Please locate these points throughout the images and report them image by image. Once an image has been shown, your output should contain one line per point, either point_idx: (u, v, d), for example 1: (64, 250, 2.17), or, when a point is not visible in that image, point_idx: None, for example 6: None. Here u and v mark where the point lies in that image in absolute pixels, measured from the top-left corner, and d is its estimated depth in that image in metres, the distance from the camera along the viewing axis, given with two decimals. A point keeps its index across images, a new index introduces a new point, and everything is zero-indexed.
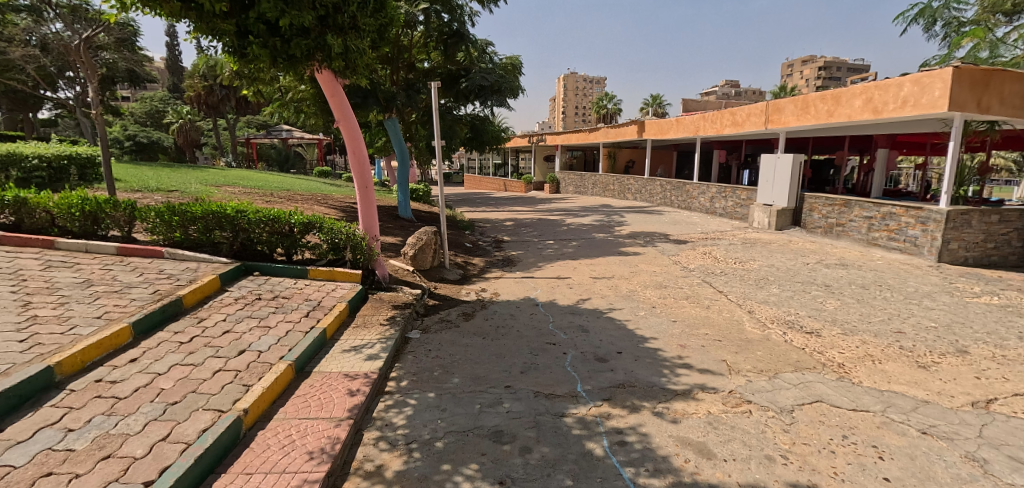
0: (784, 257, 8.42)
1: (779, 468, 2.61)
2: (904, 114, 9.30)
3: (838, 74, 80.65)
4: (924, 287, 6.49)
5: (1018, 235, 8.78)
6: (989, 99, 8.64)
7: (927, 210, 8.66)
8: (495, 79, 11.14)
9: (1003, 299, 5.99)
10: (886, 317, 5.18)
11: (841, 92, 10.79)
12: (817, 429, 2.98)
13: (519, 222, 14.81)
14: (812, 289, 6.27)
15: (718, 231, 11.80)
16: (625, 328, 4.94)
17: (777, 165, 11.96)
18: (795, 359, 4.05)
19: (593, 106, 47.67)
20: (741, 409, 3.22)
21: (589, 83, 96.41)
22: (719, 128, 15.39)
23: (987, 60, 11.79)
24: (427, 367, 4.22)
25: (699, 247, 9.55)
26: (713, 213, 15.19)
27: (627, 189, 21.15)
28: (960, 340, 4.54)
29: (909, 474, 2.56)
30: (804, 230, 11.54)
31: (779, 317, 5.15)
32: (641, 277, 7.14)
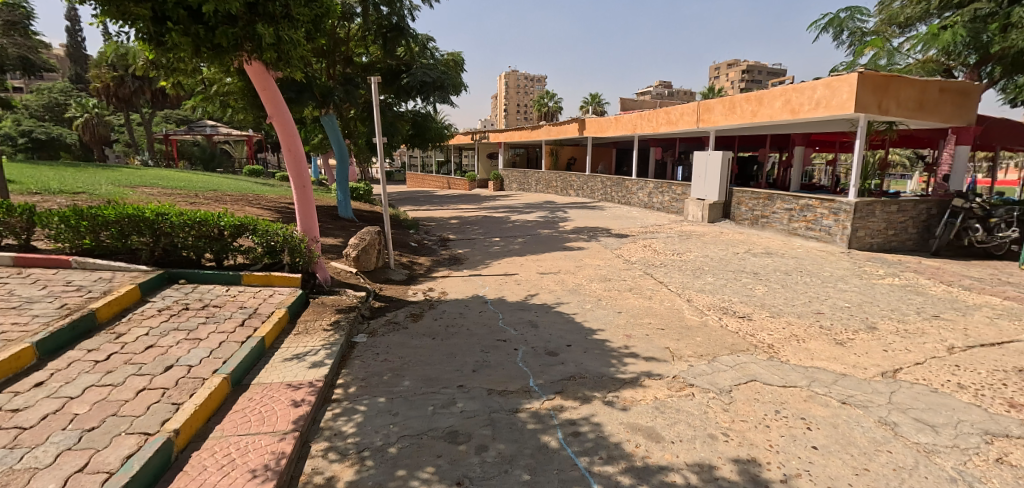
0: (718, 248, 8.95)
1: (721, 445, 2.77)
2: (818, 114, 10.16)
3: (757, 77, 86.74)
4: (839, 271, 7.15)
5: (912, 222, 9.86)
6: (888, 102, 9.61)
7: (838, 201, 9.51)
8: (437, 75, 10.97)
9: (903, 280, 6.71)
10: (807, 300, 5.65)
11: (762, 94, 11.59)
12: (754, 406, 3.20)
13: (464, 220, 14.71)
14: (742, 277, 6.72)
15: (656, 224, 12.35)
16: (573, 321, 5.05)
17: (708, 161, 12.68)
18: (730, 342, 4.33)
19: (534, 105, 48.16)
20: (684, 392, 3.39)
21: (529, 81, 97.46)
22: (655, 126, 16.07)
23: (886, 67, 12.99)
24: (376, 371, 4.09)
25: (640, 240, 9.93)
26: (651, 208, 15.88)
27: (569, 186, 21.62)
28: (870, 318, 5.05)
29: (833, 441, 2.80)
30: (734, 222, 12.34)
31: (715, 304, 5.48)
32: (586, 271, 7.33)
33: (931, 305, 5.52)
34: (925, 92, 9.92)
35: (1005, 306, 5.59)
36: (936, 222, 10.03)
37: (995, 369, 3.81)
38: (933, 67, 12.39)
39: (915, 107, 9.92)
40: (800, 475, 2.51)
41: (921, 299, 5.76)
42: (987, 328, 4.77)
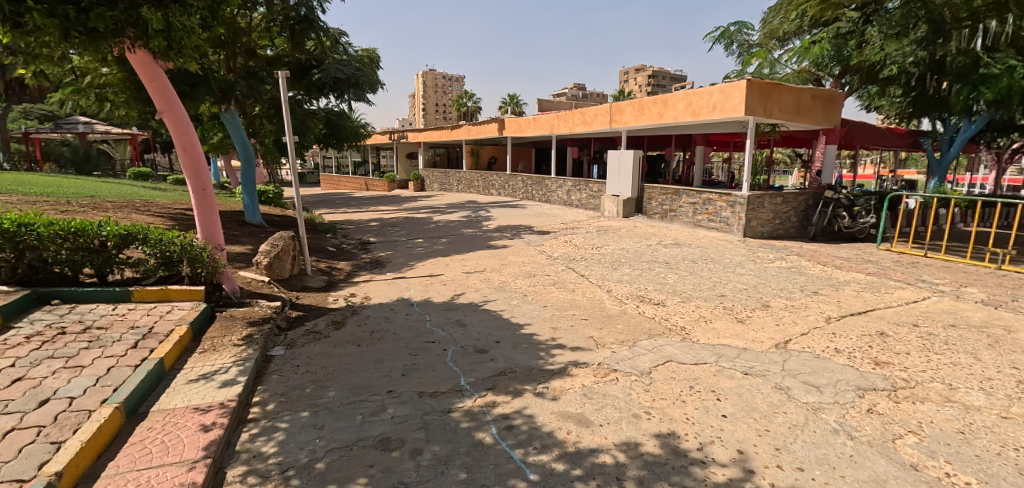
0: (633, 241, 9.50)
1: (644, 423, 2.96)
2: (714, 117, 11.14)
3: (661, 81, 93.24)
4: (737, 257, 7.91)
5: (794, 212, 11.15)
6: (772, 106, 10.78)
7: (733, 195, 10.49)
8: (351, 71, 10.47)
9: (789, 263, 7.58)
10: (712, 284, 6.19)
11: (667, 97, 12.43)
12: (671, 384, 3.45)
13: (385, 222, 14.28)
14: (656, 267, 7.20)
15: (575, 221, 12.84)
16: (501, 318, 5.10)
17: (621, 160, 13.40)
18: (648, 327, 4.63)
19: (453, 104, 47.80)
20: (609, 377, 3.57)
21: (447, 81, 96.67)
22: (571, 126, 16.65)
23: (769, 75, 14.56)
24: (297, 385, 3.85)
25: (561, 236, 10.26)
26: (570, 205, 16.47)
27: (491, 185, 21.76)
28: (764, 297, 5.64)
29: (739, 409, 3.10)
30: (646, 216, 13.16)
31: (632, 293, 5.82)
32: (511, 268, 7.46)
33: (811, 283, 6.29)
34: (800, 98, 11.26)
35: (867, 280, 6.53)
36: (813, 210, 11.43)
37: (861, 334, 4.45)
38: (807, 76, 14.05)
39: (793, 111, 11.23)
40: (713, 442, 2.75)
41: (803, 279, 6.54)
42: (854, 300, 5.54)
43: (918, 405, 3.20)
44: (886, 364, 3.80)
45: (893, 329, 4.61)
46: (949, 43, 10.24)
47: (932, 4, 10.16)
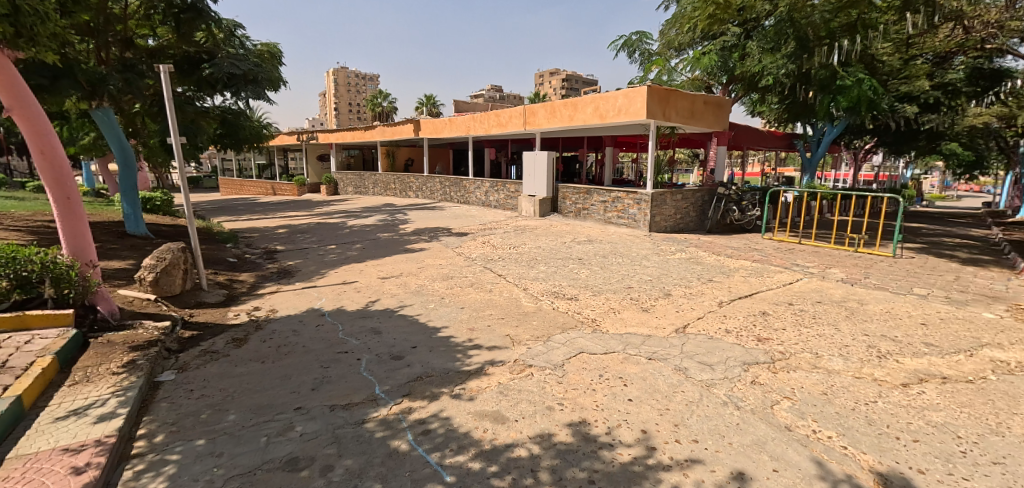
0: (548, 239, 9.78)
1: (557, 414, 3.06)
2: (620, 120, 11.79)
3: (574, 85, 97.10)
4: (643, 250, 8.44)
5: (692, 207, 12.12)
6: (669, 111, 11.64)
7: (639, 193, 11.20)
8: (248, 67, 9.70)
9: (688, 254, 8.23)
10: (621, 277, 6.55)
11: (577, 100, 12.93)
12: (582, 374, 3.61)
13: (293, 229, 13.44)
14: (570, 263, 7.47)
15: (493, 221, 12.96)
16: (417, 322, 5.01)
17: (536, 161, 13.74)
18: (561, 322, 4.80)
19: (367, 104, 46.13)
20: (524, 373, 3.66)
21: (359, 80, 93.08)
22: (487, 128, 16.75)
23: (667, 82, 15.70)
24: (191, 411, 3.50)
25: (479, 237, 10.30)
26: (489, 206, 16.58)
27: (408, 188, 21.28)
28: (667, 287, 6.07)
29: (643, 392, 3.32)
30: (561, 215, 13.60)
31: (547, 289, 5.99)
32: (428, 271, 7.36)
33: (707, 272, 6.88)
34: (693, 104, 12.27)
35: (752, 267, 7.28)
36: (708, 206, 12.51)
37: (747, 315, 4.94)
38: (699, 84, 15.37)
39: (688, 115, 12.20)
40: (620, 425, 2.92)
41: (700, 268, 7.14)
42: (742, 285, 6.15)
43: (792, 373, 3.63)
44: (766, 340, 4.26)
45: (773, 309, 5.18)
46: (813, 56, 11.72)
47: (799, 23, 11.29)
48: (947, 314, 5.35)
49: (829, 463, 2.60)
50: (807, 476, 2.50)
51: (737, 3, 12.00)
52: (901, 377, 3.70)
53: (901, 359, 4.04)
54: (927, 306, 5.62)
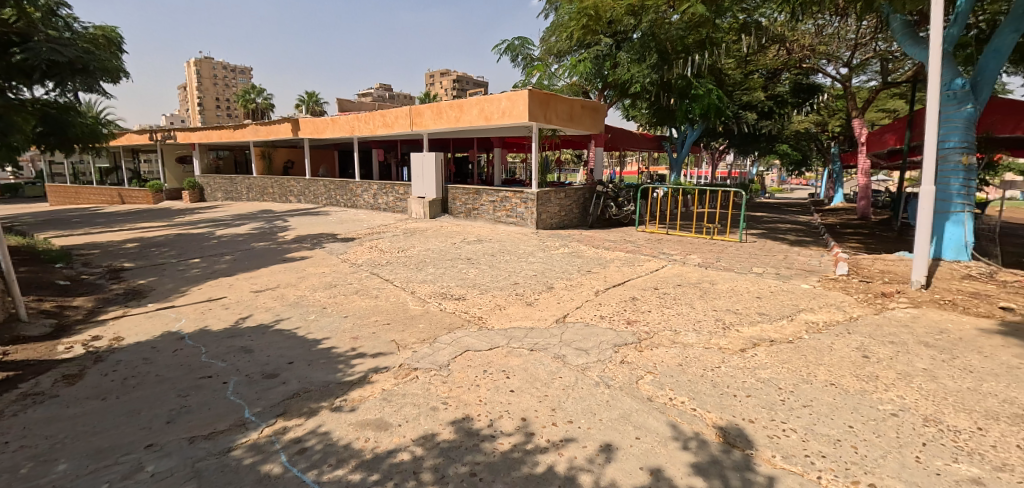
0: (438, 241, 9.75)
1: (441, 413, 3.09)
2: (505, 122, 12.11)
3: (464, 85, 97.75)
4: (530, 247, 8.81)
5: (575, 204, 12.88)
6: (550, 114, 12.24)
7: (525, 192, 11.63)
8: (75, 54, 8.26)
9: (570, 248, 8.76)
10: (507, 274, 6.77)
11: (462, 102, 13.00)
12: (467, 371, 3.68)
13: (147, 242, 11.77)
14: (459, 263, 7.54)
15: (382, 225, 12.56)
16: (295, 336, 4.68)
17: (424, 162, 13.56)
18: (448, 322, 4.83)
19: (237, 99, 42.01)
20: (409, 377, 3.63)
21: (227, 73, 84.20)
22: (372, 128, 16.13)
23: (548, 87, 16.43)
24: (3, 468, 2.91)
25: (366, 242, 9.93)
26: (378, 209, 16.02)
27: (288, 192, 19.75)
28: (550, 280, 6.41)
29: (524, 382, 3.49)
30: (451, 216, 13.60)
31: (436, 291, 5.99)
32: (309, 280, 6.92)
33: (586, 264, 7.39)
34: (572, 108, 13.03)
35: (626, 257, 7.97)
36: (589, 203, 13.39)
37: (619, 302, 5.41)
38: (577, 90, 16.32)
39: (568, 118, 12.94)
40: (502, 416, 3.04)
41: (580, 261, 7.64)
42: (616, 274, 6.70)
43: (655, 350, 4.08)
44: (634, 323, 4.71)
45: (642, 294, 5.74)
46: (672, 68, 13.21)
47: (659, 38, 12.85)
48: (777, 287, 6.36)
49: (681, 425, 3.01)
50: (664, 438, 2.87)
51: (608, 17, 13.36)
52: (740, 344, 4.35)
53: (740, 328, 4.73)
54: (762, 282, 6.63)
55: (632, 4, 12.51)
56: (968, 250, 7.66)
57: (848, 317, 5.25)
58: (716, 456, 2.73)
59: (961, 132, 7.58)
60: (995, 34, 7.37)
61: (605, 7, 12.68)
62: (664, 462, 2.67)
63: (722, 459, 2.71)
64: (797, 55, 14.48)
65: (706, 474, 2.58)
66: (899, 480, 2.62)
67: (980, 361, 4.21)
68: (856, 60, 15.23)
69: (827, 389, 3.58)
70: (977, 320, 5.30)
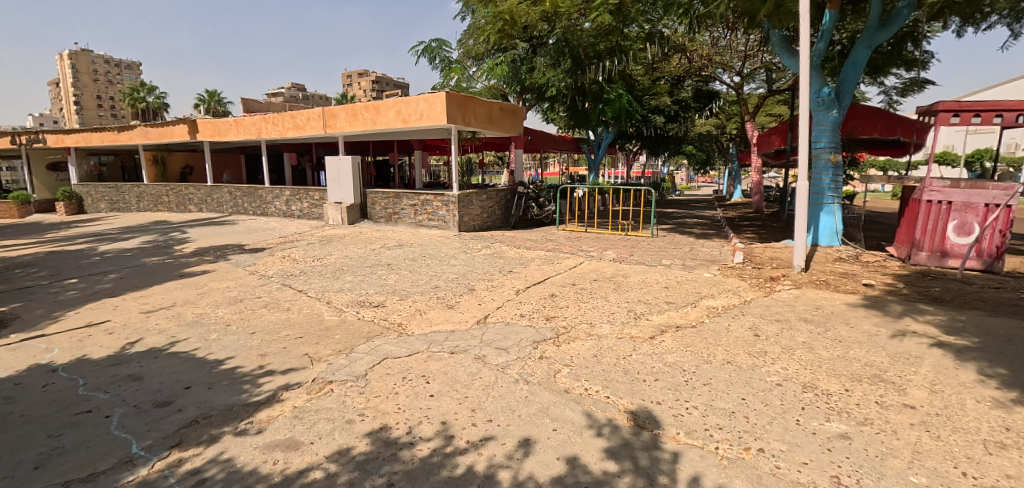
0: (357, 247, 9.41)
1: (357, 425, 3.00)
2: (423, 124, 11.93)
3: (382, 86, 95.14)
4: (453, 250, 8.76)
5: (497, 206, 12.99)
6: (469, 117, 12.26)
7: (446, 195, 11.54)
8: None
9: (492, 249, 8.84)
10: (429, 278, 6.69)
11: (378, 103, 12.62)
12: (385, 380, 3.60)
13: (9, 262, 10.17)
14: (378, 270, 7.32)
15: (295, 233, 11.85)
16: (193, 358, 4.29)
17: (339, 166, 12.94)
18: (366, 331, 4.68)
19: (123, 98, 37.73)
20: (324, 391, 3.48)
21: (108, 69, 75.21)
22: (281, 130, 15.16)
23: (467, 89, 16.39)
24: None
25: (277, 251, 9.33)
26: (290, 216, 15.10)
27: (186, 200, 18.03)
28: (472, 282, 6.42)
29: (445, 386, 3.49)
30: (371, 221, 13.15)
31: (353, 300, 5.77)
32: (211, 296, 6.37)
33: (508, 264, 7.50)
34: (490, 110, 13.13)
35: (546, 256, 8.20)
36: (510, 204, 13.57)
37: (539, 300, 5.57)
38: (495, 92, 16.42)
39: (486, 121, 13.03)
40: (421, 422, 3.02)
41: (502, 261, 7.74)
42: (536, 273, 6.88)
43: (571, 344, 4.26)
44: (553, 319, 4.88)
45: (560, 291, 5.94)
46: (586, 73, 13.82)
47: (572, 44, 13.20)
48: (682, 277, 6.87)
49: (595, 413, 3.16)
50: (579, 427, 3.01)
51: (523, 22, 13.53)
52: (649, 331, 4.65)
53: (650, 317, 5.07)
54: (669, 272, 7.13)
55: (546, 10, 12.95)
56: (838, 236, 8.76)
57: (742, 301, 5.80)
58: (626, 439, 2.90)
59: (830, 134, 8.59)
60: (853, 49, 8.44)
61: (520, 12, 13.02)
62: (580, 450, 2.79)
63: (633, 441, 2.88)
64: (697, 64, 15.65)
65: (618, 457, 2.73)
66: (782, 441, 2.95)
67: (847, 331, 4.85)
68: (746, 70, 16.81)
69: (723, 367, 3.94)
70: (846, 296, 6.08)
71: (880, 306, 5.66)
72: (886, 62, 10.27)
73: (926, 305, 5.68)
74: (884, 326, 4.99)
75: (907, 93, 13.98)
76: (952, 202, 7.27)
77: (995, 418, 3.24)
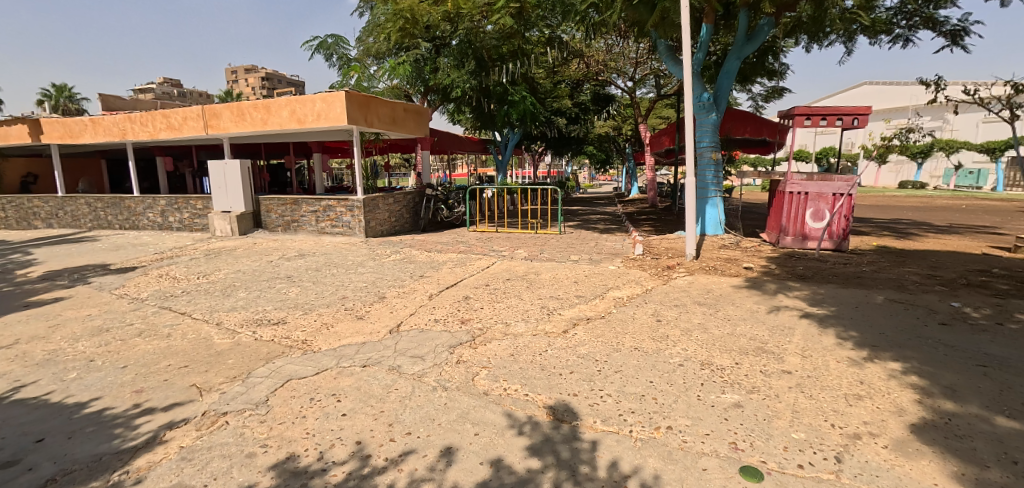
0: (250, 260, 8.60)
1: (260, 458, 2.72)
2: (321, 125, 11.21)
3: (273, 83, 88.44)
4: (359, 258, 8.36)
5: (405, 209, 12.64)
6: (371, 117, 11.78)
7: (350, 200, 10.99)
8: None
9: (402, 255, 8.57)
10: (334, 289, 6.31)
11: (269, 102, 11.64)
12: (289, 404, 3.32)
13: None
14: (276, 283, 6.76)
15: (174, 248, 10.53)
16: (44, 404, 3.59)
17: (226, 170, 11.75)
18: (265, 352, 4.29)
19: None
20: (217, 425, 3.10)
21: None
22: (152, 132, 13.40)
23: (368, 88, 15.71)
24: None
25: (152, 270, 8.22)
26: (168, 229, 13.42)
27: (30, 215, 15.25)
28: (382, 290, 6.18)
29: (357, 403, 3.30)
30: (266, 231, 12.09)
31: (248, 319, 5.25)
32: (67, 327, 5.43)
33: (419, 268, 7.31)
34: (394, 111, 12.73)
35: (458, 258, 8.12)
36: (419, 207, 13.27)
37: (452, 303, 5.50)
38: (398, 93, 15.93)
39: (390, 122, 12.60)
40: (334, 445, 2.82)
41: (413, 266, 7.53)
42: (449, 276, 6.78)
43: (488, 345, 4.27)
44: (467, 322, 4.86)
45: (474, 293, 5.92)
46: (490, 75, 13.94)
47: (476, 45, 13.22)
48: (590, 271, 7.18)
49: (516, 412, 3.18)
50: (501, 428, 3.00)
51: (425, 21, 13.22)
52: (562, 325, 4.80)
53: (562, 312, 5.23)
54: (578, 268, 7.42)
55: (448, 11, 12.94)
56: (722, 226, 9.84)
57: (644, 290, 6.20)
58: (547, 434, 2.95)
59: (711, 135, 9.49)
60: (726, 59, 9.42)
61: (422, 10, 12.88)
62: (503, 451, 2.78)
63: (553, 435, 2.94)
64: (594, 69, 17.00)
65: (540, 453, 2.76)
66: (687, 417, 3.18)
67: (734, 311, 5.38)
68: (638, 76, 18.07)
69: (632, 353, 4.17)
70: (731, 280, 6.77)
71: (758, 285, 6.37)
72: (753, 71, 11.55)
73: (794, 282, 6.50)
74: (762, 303, 5.62)
75: (769, 99, 15.92)
76: (808, 192, 8.38)
77: (852, 375, 3.79)
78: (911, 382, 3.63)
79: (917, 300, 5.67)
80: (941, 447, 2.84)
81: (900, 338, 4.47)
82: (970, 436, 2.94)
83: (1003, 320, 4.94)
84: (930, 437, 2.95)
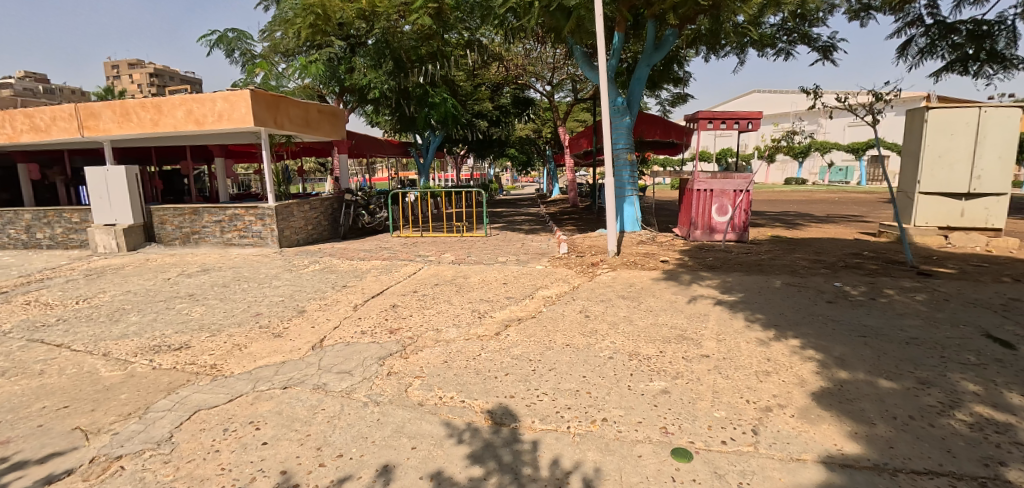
0: (142, 279, 7.67)
1: None
2: (223, 127, 10.26)
3: (164, 80, 80.43)
4: (274, 270, 7.78)
5: (323, 216, 11.97)
6: (281, 118, 10.99)
7: (260, 207, 10.20)
8: None
9: (322, 264, 8.07)
10: (245, 306, 5.79)
11: (160, 101, 10.48)
12: (197, 439, 2.97)
13: None
14: (176, 303, 6.08)
15: (45, 269, 9.12)
16: None
17: (108, 178, 10.39)
18: (167, 381, 3.83)
19: None
20: (110, 471, 2.71)
21: None
22: (11, 134, 11.50)
23: (276, 87, 14.64)
24: None
25: (16, 296, 7.05)
26: (37, 247, 11.59)
27: None
28: (300, 303, 5.77)
29: (278, 430, 3.02)
30: (161, 245, 10.85)
31: (143, 346, 4.65)
32: None
33: (341, 279, 6.93)
34: (307, 113, 12.01)
35: (382, 265, 7.83)
36: (338, 213, 12.64)
37: (379, 313, 5.28)
38: (311, 92, 15.06)
39: (302, 124, 11.84)
40: (254, 478, 2.57)
41: (334, 276, 7.13)
42: (374, 285, 6.48)
43: (420, 354, 4.14)
44: (397, 331, 4.68)
45: (402, 300, 5.74)
46: (409, 76, 13.60)
47: (393, 46, 12.80)
48: (518, 272, 7.23)
49: (453, 420, 3.10)
50: (439, 439, 2.91)
51: (339, 18, 12.57)
52: (494, 328, 4.78)
53: (493, 314, 5.22)
54: (506, 269, 7.44)
55: (362, 8, 12.37)
56: (639, 222, 10.46)
57: (572, 287, 6.35)
58: (487, 440, 2.90)
59: (626, 138, 9.96)
60: (637, 67, 9.93)
61: (334, 7, 12.16)
62: (442, 462, 2.69)
63: (493, 440, 2.90)
64: (513, 72, 17.26)
65: (481, 460, 2.71)
66: (620, 407, 3.29)
67: (655, 302, 5.68)
68: (555, 81, 18.59)
69: (564, 350, 4.24)
70: (650, 273, 7.14)
71: (675, 277, 6.78)
72: (661, 78, 12.33)
73: (705, 272, 6.99)
74: (680, 294, 5.98)
75: (675, 105, 17.14)
76: (713, 190, 9.11)
77: (760, 353, 4.15)
78: (809, 356, 4.04)
79: (808, 282, 6.34)
80: (837, 411, 3.19)
81: (797, 317, 4.98)
82: (858, 399, 3.33)
83: (875, 296, 5.68)
84: (827, 403, 3.30)
